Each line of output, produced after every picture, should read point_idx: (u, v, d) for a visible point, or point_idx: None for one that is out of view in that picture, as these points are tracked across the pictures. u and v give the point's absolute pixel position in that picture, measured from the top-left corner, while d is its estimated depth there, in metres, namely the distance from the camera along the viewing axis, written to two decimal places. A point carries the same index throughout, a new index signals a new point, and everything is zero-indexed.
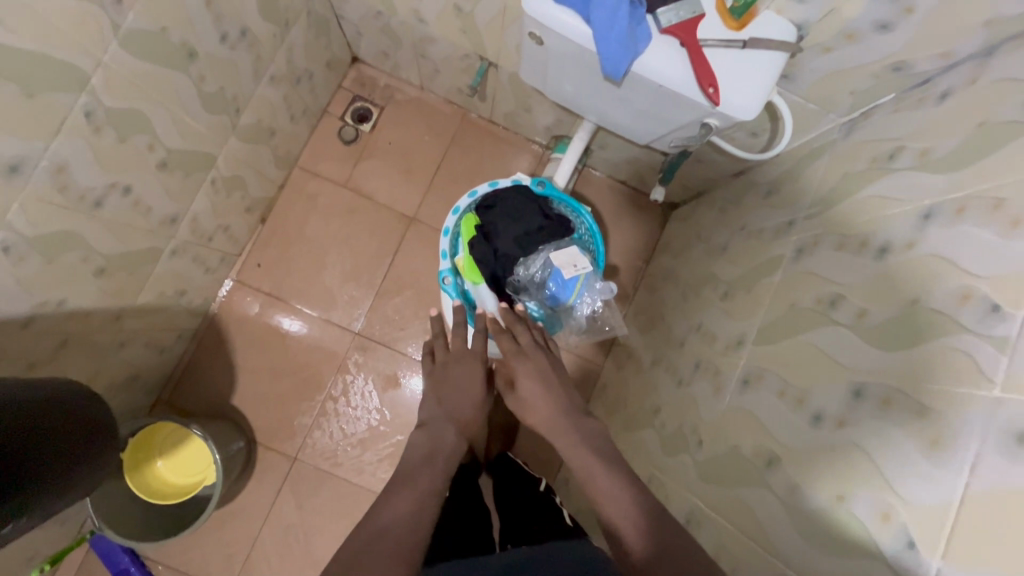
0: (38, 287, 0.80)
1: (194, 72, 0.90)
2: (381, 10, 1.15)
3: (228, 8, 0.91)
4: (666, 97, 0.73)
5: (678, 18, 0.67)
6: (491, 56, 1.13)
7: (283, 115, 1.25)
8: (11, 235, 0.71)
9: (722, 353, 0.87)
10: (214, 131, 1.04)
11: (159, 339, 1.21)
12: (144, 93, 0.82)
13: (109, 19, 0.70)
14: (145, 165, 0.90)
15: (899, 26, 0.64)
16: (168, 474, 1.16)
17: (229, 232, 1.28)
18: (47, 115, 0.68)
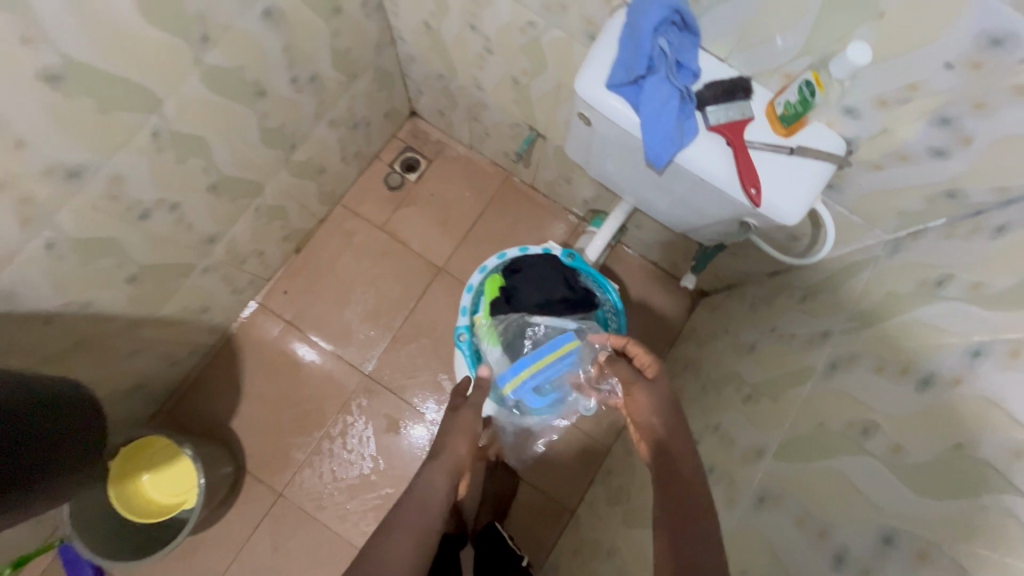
0: (68, 287, 0.82)
1: (259, 107, 0.96)
2: (444, 73, 1.22)
3: (303, 55, 0.97)
4: (708, 192, 0.72)
5: (726, 118, 0.67)
6: (540, 127, 1.17)
7: (335, 155, 1.31)
8: (55, 235, 0.74)
9: (737, 461, 0.81)
10: (267, 163, 1.08)
11: (175, 351, 1.22)
12: (208, 122, 0.87)
13: (193, 54, 0.76)
14: (196, 186, 0.94)
15: (956, 154, 0.62)
16: (151, 491, 1.13)
17: (263, 257, 1.31)
18: (116, 131, 0.72)
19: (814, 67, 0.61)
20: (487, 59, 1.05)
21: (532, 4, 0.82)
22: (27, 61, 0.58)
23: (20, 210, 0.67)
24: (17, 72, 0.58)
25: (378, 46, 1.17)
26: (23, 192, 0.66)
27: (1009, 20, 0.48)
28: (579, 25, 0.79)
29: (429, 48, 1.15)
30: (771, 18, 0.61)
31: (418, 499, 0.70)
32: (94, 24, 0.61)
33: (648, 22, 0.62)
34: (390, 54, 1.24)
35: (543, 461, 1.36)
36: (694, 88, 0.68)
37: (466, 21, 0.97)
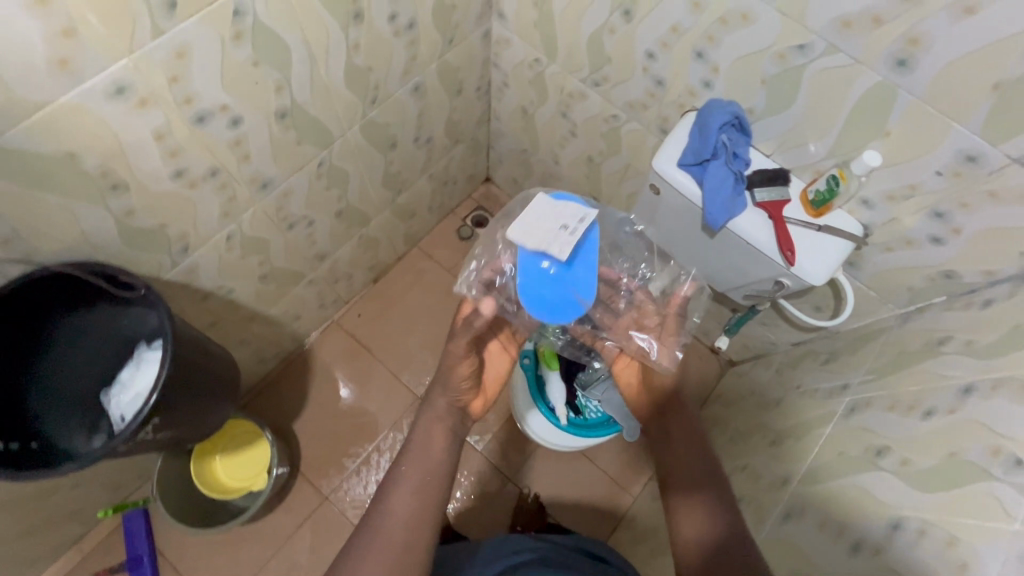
0: (225, 273, 1.01)
1: (389, 156, 1.20)
2: (527, 148, 1.48)
3: (428, 122, 1.23)
4: (751, 253, 0.91)
5: (770, 197, 0.87)
6: (603, 199, 1.39)
7: (424, 204, 1.55)
8: (235, 229, 0.95)
9: (765, 489, 0.91)
10: (379, 200, 1.31)
11: (264, 350, 1.39)
12: (354, 160, 1.10)
13: (363, 110, 1.01)
14: (329, 210, 1.16)
15: (950, 241, 0.80)
16: (223, 469, 1.25)
17: (350, 281, 1.51)
18: (300, 157, 0.95)
19: (838, 166, 0.82)
20: (570, 140, 1.29)
21: (619, 101, 1.07)
22: (274, 102, 0.81)
23: (226, 205, 0.88)
24: (266, 109, 0.81)
25: (478, 122, 1.45)
26: (233, 192, 0.88)
27: (979, 145, 0.68)
28: (655, 120, 1.03)
29: (520, 127, 1.41)
30: (806, 130, 0.83)
31: (422, 448, 0.80)
32: (317, 82, 0.86)
33: (715, 121, 0.85)
34: (485, 129, 1.51)
35: (571, 501, 1.44)
36: (746, 173, 0.89)
37: (559, 109, 1.22)
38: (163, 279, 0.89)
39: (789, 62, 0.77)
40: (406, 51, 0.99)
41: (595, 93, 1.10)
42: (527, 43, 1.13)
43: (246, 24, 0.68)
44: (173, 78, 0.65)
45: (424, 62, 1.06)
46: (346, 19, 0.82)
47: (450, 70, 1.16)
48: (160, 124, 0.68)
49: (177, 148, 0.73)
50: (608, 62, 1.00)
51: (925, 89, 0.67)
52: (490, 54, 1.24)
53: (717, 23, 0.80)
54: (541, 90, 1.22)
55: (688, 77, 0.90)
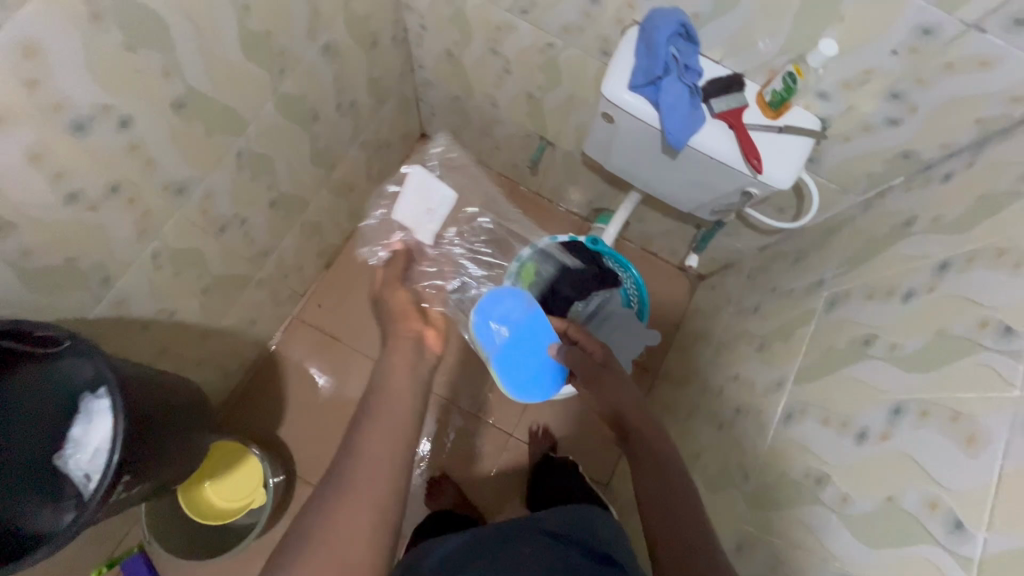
0: (162, 296, 0.91)
1: (313, 131, 1.08)
2: (460, 95, 1.37)
3: (347, 84, 1.11)
4: (716, 167, 0.88)
5: (727, 106, 0.84)
6: (550, 136, 1.33)
7: (363, 175, 1.43)
8: (160, 246, 0.84)
9: (762, 395, 0.94)
10: (313, 181, 1.20)
11: (227, 364, 1.30)
12: (277, 142, 0.99)
13: (273, 83, 0.89)
14: (261, 203, 1.05)
15: (906, 121, 0.80)
16: (218, 494, 1.19)
17: (302, 272, 1.41)
18: (215, 151, 0.84)
19: (793, 61, 0.79)
20: (505, 80, 1.20)
21: (552, 28, 0.98)
22: (165, 92, 0.69)
23: (141, 222, 0.77)
24: (158, 102, 0.69)
25: (402, 75, 1.32)
26: (146, 206, 0.77)
27: (934, 16, 0.66)
28: (594, 42, 0.96)
29: (448, 74, 1.30)
30: (756, 26, 0.78)
31: (383, 387, 0.74)
32: (212, 58, 0.74)
33: (662, 35, 0.79)
34: (410, 82, 1.39)
35: (575, 440, 1.47)
36: (700, 84, 0.84)
37: (488, 46, 1.12)
38: (91, 319, 0.78)
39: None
40: (307, 6, 0.87)
41: (525, 22, 1.01)
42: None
43: (103, 1, 0.56)
44: (30, 83, 0.54)
45: (329, 16, 0.94)
46: None
47: (360, 20, 1.03)
48: (31, 143, 0.57)
49: (62, 168, 0.62)
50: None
51: None
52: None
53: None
54: (464, 28, 1.11)
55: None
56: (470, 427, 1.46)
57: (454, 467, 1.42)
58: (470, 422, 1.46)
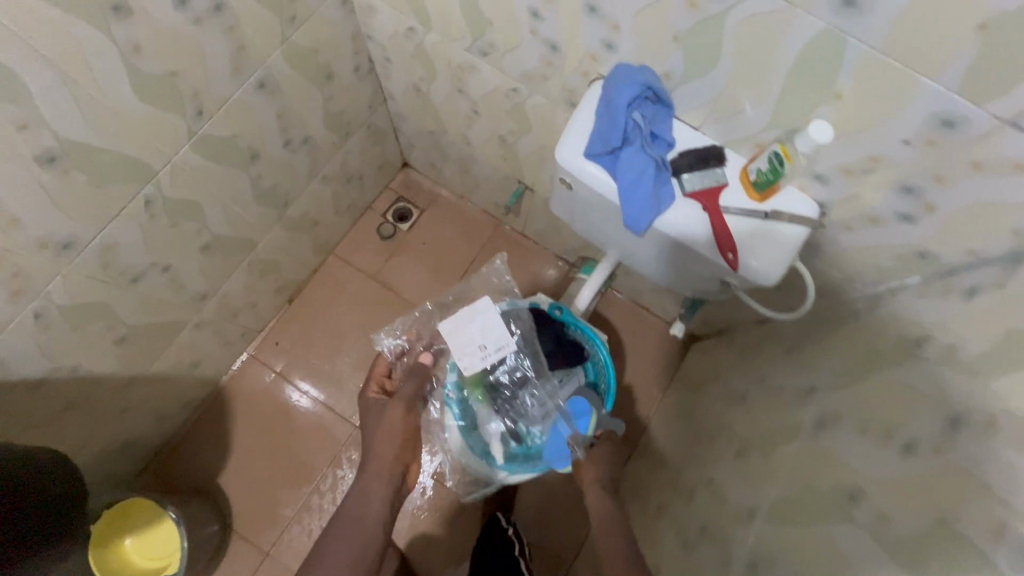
0: (56, 353, 0.82)
1: (253, 170, 0.98)
2: (434, 130, 1.25)
3: (296, 120, 1.01)
4: (686, 253, 0.76)
5: (701, 185, 0.72)
6: (528, 181, 1.20)
7: (328, 209, 1.33)
8: (45, 303, 0.75)
9: (731, 521, 0.79)
10: (260, 221, 1.10)
11: (164, 408, 1.21)
12: (202, 186, 0.89)
13: (188, 126, 0.79)
14: (189, 248, 0.95)
15: (921, 219, 0.66)
16: (135, 553, 1.10)
17: (256, 309, 1.32)
18: (111, 202, 0.75)
19: (779, 139, 0.67)
20: (476, 120, 1.08)
21: (515, 72, 0.86)
22: (23, 146, 0.60)
23: (10, 284, 0.69)
24: (9, 155, 0.60)
25: (371, 106, 1.22)
26: (14, 266, 0.68)
27: (954, 103, 0.53)
28: (560, 92, 0.84)
29: (419, 108, 1.19)
30: (740, 92, 0.67)
31: (353, 499, 0.86)
32: (90, 105, 0.64)
33: (622, 99, 0.69)
34: (383, 113, 1.28)
35: (540, 513, 1.33)
36: (671, 156, 0.74)
37: (454, 86, 1.00)
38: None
39: (704, 8, 0.60)
40: (228, 41, 0.76)
41: (486, 65, 0.89)
42: (395, 7, 0.90)
43: None
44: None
45: (262, 50, 0.83)
46: (98, 16, 0.59)
47: (306, 54, 0.93)
48: None
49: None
50: (490, 26, 0.80)
51: (885, 37, 0.52)
52: (359, 24, 1.00)
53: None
54: (427, 64, 1.00)
55: (586, 39, 0.72)
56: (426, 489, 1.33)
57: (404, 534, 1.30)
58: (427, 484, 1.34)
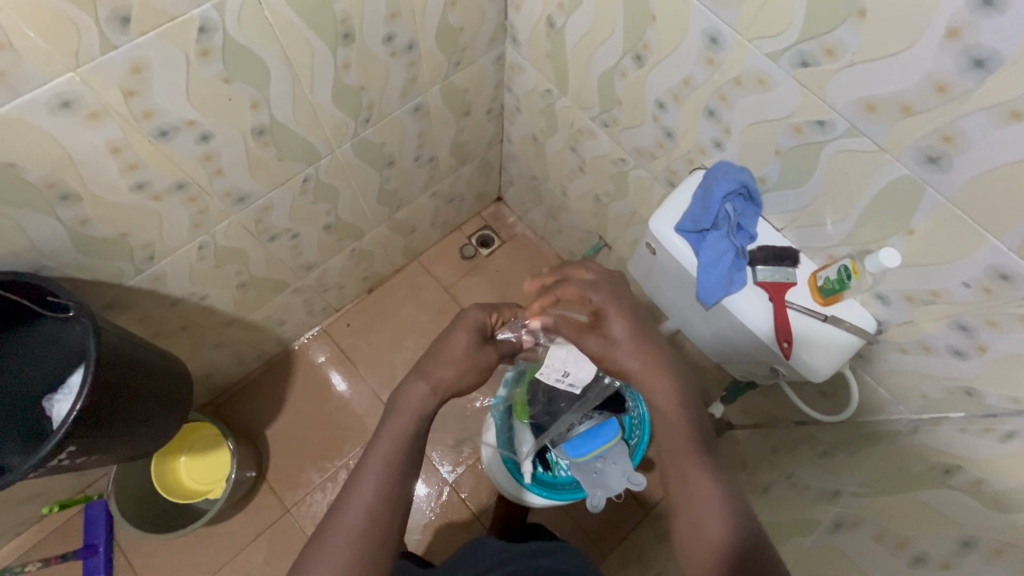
0: (198, 281, 1.03)
1: (385, 173, 1.18)
2: (537, 175, 1.44)
3: (429, 142, 1.21)
4: (747, 340, 0.84)
5: (772, 277, 0.81)
6: (609, 239, 1.35)
7: (427, 220, 1.52)
8: (208, 240, 0.95)
9: (801, 534, 0.83)
10: (373, 216, 1.30)
11: (244, 351, 1.40)
12: (345, 177, 1.09)
13: (356, 128, 0.99)
14: (316, 224, 1.15)
15: (973, 357, 0.71)
16: (185, 471, 1.30)
17: (341, 290, 1.51)
18: (282, 173, 0.95)
19: (852, 256, 0.75)
20: (579, 175, 1.25)
21: (628, 146, 1.02)
22: (250, 119, 0.81)
23: (196, 217, 0.89)
24: (241, 126, 0.80)
25: (489, 144, 1.42)
26: (204, 205, 0.88)
27: (1014, 263, 0.59)
28: (663, 171, 0.98)
29: (531, 154, 1.37)
30: (822, 210, 0.75)
31: (404, 415, 0.65)
32: (301, 100, 0.85)
33: (719, 189, 0.79)
34: (496, 151, 1.48)
35: (554, 521, 1.36)
36: (749, 247, 0.83)
37: (569, 143, 1.19)
38: (128, 285, 0.90)
39: (808, 136, 0.69)
40: (406, 72, 0.98)
41: (605, 133, 1.06)
42: (541, 73, 1.09)
43: (215, 41, 0.67)
44: (129, 93, 0.65)
45: (425, 83, 1.04)
46: (333, 39, 0.80)
47: (455, 92, 1.14)
48: (116, 137, 0.69)
49: (136, 161, 0.73)
50: (618, 104, 0.96)
51: (957, 192, 0.59)
52: (503, 77, 1.21)
53: (730, 84, 0.72)
54: (551, 120, 1.18)
55: (699, 135, 0.84)
56: (441, 494, 1.44)
57: (407, 529, 1.40)
58: (443, 489, 1.44)
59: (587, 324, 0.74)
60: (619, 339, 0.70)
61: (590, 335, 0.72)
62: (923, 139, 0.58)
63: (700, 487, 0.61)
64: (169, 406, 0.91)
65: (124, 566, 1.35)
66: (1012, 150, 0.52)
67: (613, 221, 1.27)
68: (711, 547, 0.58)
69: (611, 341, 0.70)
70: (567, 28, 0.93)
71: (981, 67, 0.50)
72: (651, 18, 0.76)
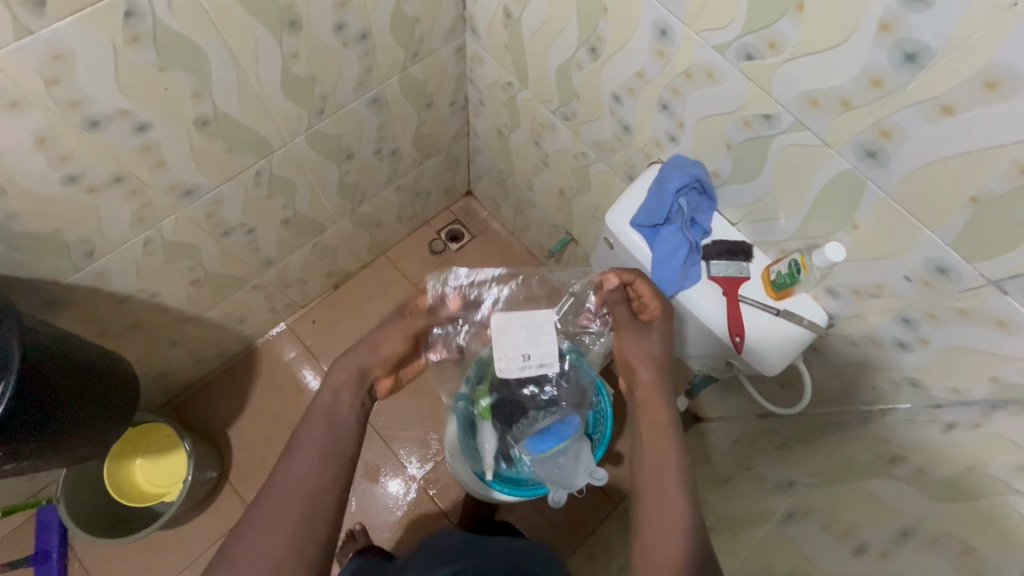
0: (146, 278, 0.99)
1: (344, 167, 1.16)
2: (503, 169, 1.42)
3: (390, 135, 1.19)
4: (699, 331, 0.85)
5: (724, 272, 0.81)
6: (575, 234, 1.35)
7: (393, 215, 1.49)
8: (154, 235, 0.92)
9: (756, 525, 0.84)
10: (334, 210, 1.27)
11: (203, 349, 1.36)
12: (300, 171, 1.06)
13: (309, 120, 0.97)
14: (272, 219, 1.12)
15: (917, 350, 0.72)
16: (141, 474, 1.26)
17: (305, 286, 1.47)
18: (231, 166, 0.92)
19: (802, 250, 0.75)
20: (543, 169, 1.24)
21: (588, 140, 1.01)
22: (191, 109, 0.78)
23: (138, 212, 0.86)
24: (181, 116, 0.77)
25: (455, 137, 1.40)
26: (147, 199, 0.85)
27: (951, 257, 0.60)
28: (623, 165, 0.98)
29: (497, 148, 1.36)
30: (773, 205, 0.75)
31: (336, 398, 0.66)
32: (246, 90, 0.82)
33: (672, 185, 0.79)
34: (462, 145, 1.46)
35: (522, 517, 1.36)
36: (704, 242, 0.83)
37: (532, 137, 1.17)
38: (67, 283, 0.87)
39: (755, 130, 0.69)
40: (360, 63, 0.95)
41: (565, 126, 1.05)
42: (501, 65, 1.07)
43: (144, 26, 0.64)
44: (52, 80, 0.62)
45: (382, 74, 1.02)
46: (278, 28, 0.77)
47: (415, 83, 1.11)
48: (40, 127, 0.65)
49: (66, 153, 0.70)
50: (576, 98, 0.95)
51: (897, 186, 0.59)
52: (465, 69, 1.19)
53: (681, 77, 0.72)
54: (514, 113, 1.17)
55: (654, 129, 0.84)
56: (408, 491, 1.42)
57: (374, 528, 1.38)
58: (410, 487, 1.43)
59: (633, 316, 0.74)
60: (653, 339, 0.71)
61: (633, 326, 0.73)
62: (862, 134, 0.58)
63: (668, 474, 0.60)
64: (107, 406, 0.88)
65: (78, 571, 1.30)
66: (946, 145, 0.52)
67: (579, 216, 1.26)
68: (677, 526, 0.57)
69: (647, 336, 0.71)
70: (523, 20, 0.91)
71: (913, 61, 0.50)
72: (603, 9, 0.75)
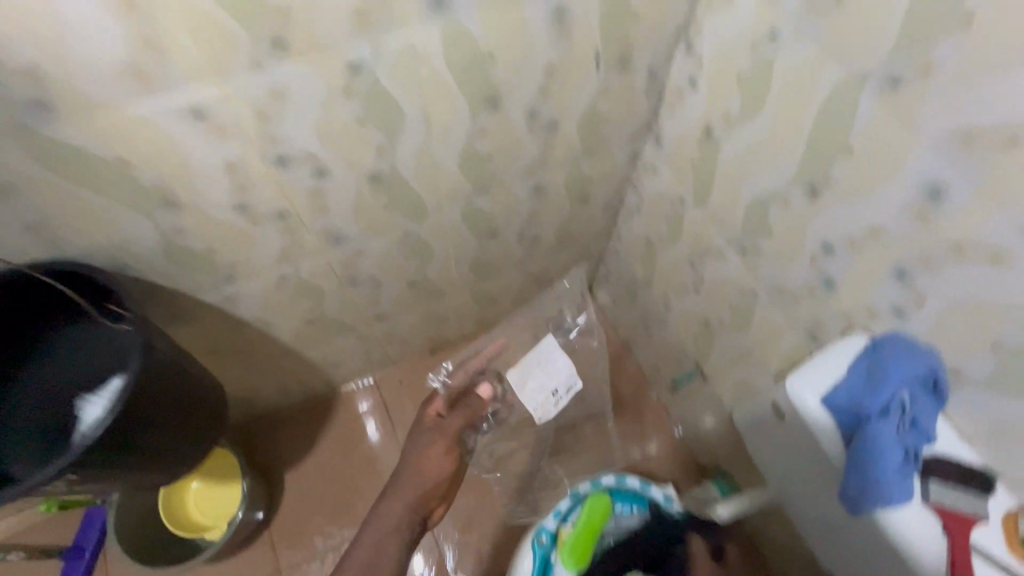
0: (269, 309, 0.97)
1: (485, 243, 1.11)
2: (639, 279, 1.31)
3: (538, 222, 1.13)
4: (902, 569, 0.64)
5: (952, 504, 0.62)
6: (707, 369, 1.19)
7: (511, 297, 1.42)
8: (291, 272, 0.90)
9: None
10: (459, 282, 1.22)
11: (291, 384, 1.33)
12: (444, 240, 1.03)
13: (471, 195, 0.93)
14: (401, 278, 1.09)
15: None
16: (193, 499, 1.20)
17: (404, 346, 1.42)
18: (384, 223, 0.89)
19: None
20: (690, 293, 1.12)
21: (765, 280, 0.88)
22: (371, 165, 0.76)
23: (287, 248, 0.84)
24: (360, 169, 0.76)
25: (597, 236, 1.33)
26: (299, 238, 0.83)
27: None
28: (805, 320, 0.83)
29: (640, 257, 1.26)
30: None
31: (363, 549, 0.86)
32: (426, 157, 0.80)
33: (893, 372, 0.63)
34: (601, 244, 1.38)
35: None
36: (924, 451, 0.64)
37: (689, 258, 1.06)
38: (200, 300, 0.86)
39: None
40: (538, 150, 0.91)
41: (738, 258, 0.92)
42: (678, 179, 0.99)
43: (361, 83, 0.63)
44: (262, 116, 0.61)
45: (553, 164, 0.97)
46: (478, 105, 0.75)
47: (581, 178, 1.06)
48: (233, 156, 0.65)
49: (246, 183, 0.69)
50: (767, 234, 0.83)
51: None
52: (632, 174, 1.13)
53: (944, 249, 0.58)
54: (675, 229, 1.07)
55: (872, 293, 0.69)
56: None
57: None
58: None
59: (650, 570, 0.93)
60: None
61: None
62: None
63: None
64: (188, 441, 0.83)
65: None
66: None
67: (721, 353, 1.10)
68: None
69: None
70: (725, 141, 0.83)
71: None
72: (845, 150, 0.64)
